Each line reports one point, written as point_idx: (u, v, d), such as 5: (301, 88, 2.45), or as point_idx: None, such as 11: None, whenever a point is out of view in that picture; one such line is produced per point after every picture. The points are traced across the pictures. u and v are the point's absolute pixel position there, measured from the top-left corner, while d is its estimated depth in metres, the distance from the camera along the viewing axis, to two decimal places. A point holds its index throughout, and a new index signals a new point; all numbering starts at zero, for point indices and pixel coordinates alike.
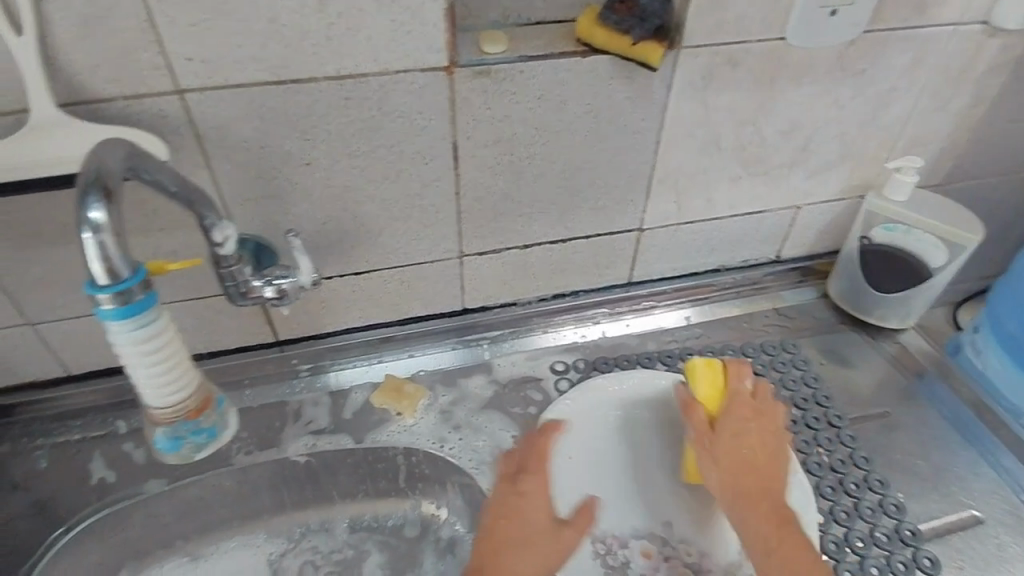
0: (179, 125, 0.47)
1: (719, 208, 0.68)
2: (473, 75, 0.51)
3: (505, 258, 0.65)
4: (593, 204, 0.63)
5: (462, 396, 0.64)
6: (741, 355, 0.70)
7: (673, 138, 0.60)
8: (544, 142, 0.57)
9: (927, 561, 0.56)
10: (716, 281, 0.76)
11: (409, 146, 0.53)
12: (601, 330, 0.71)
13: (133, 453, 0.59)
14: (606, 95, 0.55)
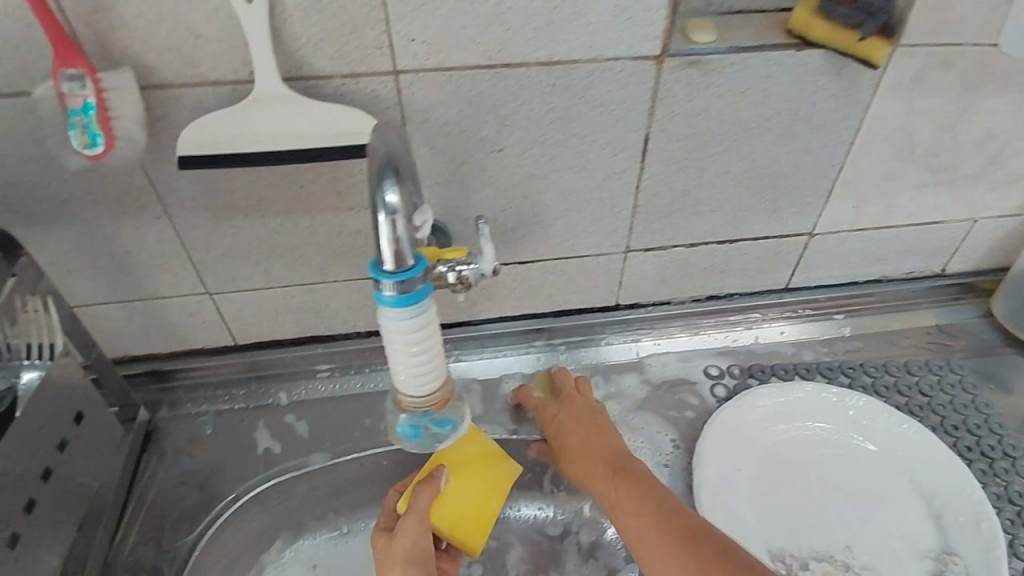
0: (388, 106, 0.46)
1: (896, 216, 0.64)
2: (682, 66, 0.48)
3: (669, 256, 0.62)
4: (770, 206, 0.60)
5: (615, 395, 0.64)
6: (905, 373, 0.66)
7: (867, 140, 0.56)
8: (736, 140, 0.54)
9: None
10: (878, 291, 0.71)
11: (602, 137, 0.51)
12: (754, 335, 0.69)
13: (296, 425, 0.61)
14: (812, 92, 0.52)
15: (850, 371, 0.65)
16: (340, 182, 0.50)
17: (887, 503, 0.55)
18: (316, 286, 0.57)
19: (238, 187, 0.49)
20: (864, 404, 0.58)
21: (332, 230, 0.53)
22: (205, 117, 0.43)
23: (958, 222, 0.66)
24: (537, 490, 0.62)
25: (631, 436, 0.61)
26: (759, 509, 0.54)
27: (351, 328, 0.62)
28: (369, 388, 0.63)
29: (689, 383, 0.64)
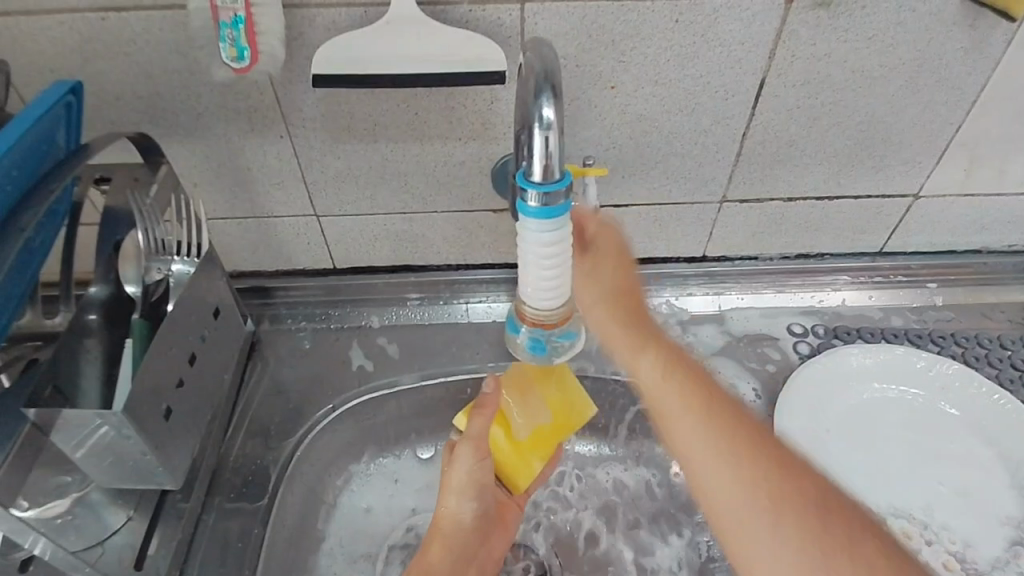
0: (510, 35, 0.47)
1: (1009, 183, 0.61)
2: (811, 6, 0.47)
3: (764, 209, 0.62)
4: (878, 163, 0.58)
5: (697, 346, 0.64)
6: (998, 346, 0.64)
7: (990, 98, 0.54)
8: (854, 90, 0.52)
9: None
10: (974, 262, 0.69)
11: (716, 79, 0.51)
12: (841, 298, 0.67)
13: (386, 347, 0.64)
14: (941, 42, 0.50)
15: (941, 341, 0.64)
16: (453, 110, 0.51)
17: (973, 469, 0.54)
18: (417, 215, 0.59)
19: (358, 109, 0.51)
20: (957, 372, 0.57)
21: (439, 158, 0.55)
22: (337, 39, 0.45)
23: None
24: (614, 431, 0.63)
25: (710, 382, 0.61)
26: (840, 463, 0.54)
27: (443, 259, 0.64)
28: (455, 320, 0.66)
29: (772, 338, 0.64)
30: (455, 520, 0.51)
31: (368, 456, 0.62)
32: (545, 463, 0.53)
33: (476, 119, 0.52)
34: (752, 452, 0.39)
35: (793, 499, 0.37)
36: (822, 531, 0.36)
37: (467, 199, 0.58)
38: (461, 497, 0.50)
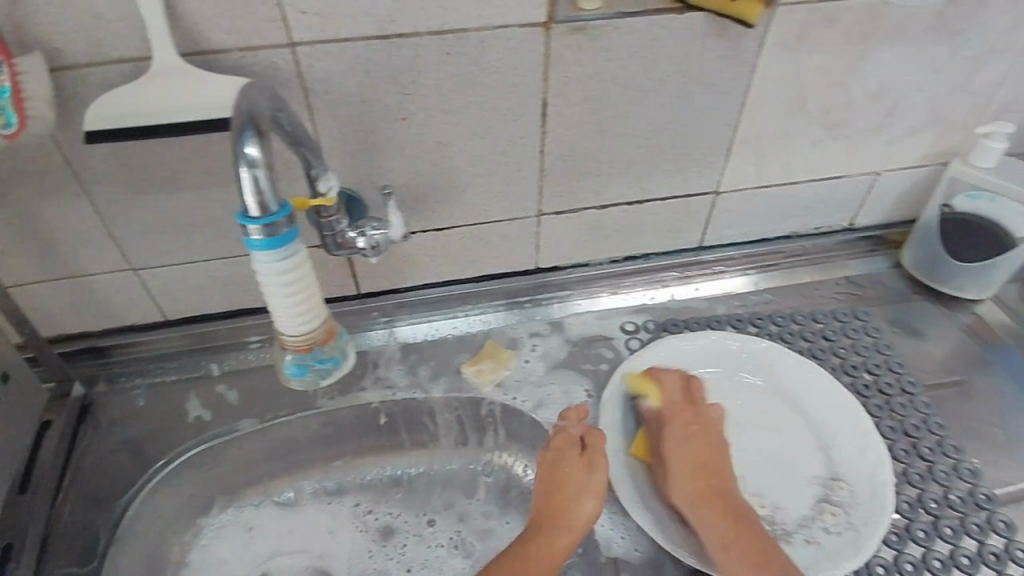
0: (288, 78, 0.49)
1: (796, 172, 0.68)
2: (569, 31, 0.51)
3: (582, 218, 0.66)
4: (673, 165, 0.63)
5: (538, 354, 0.67)
6: (811, 322, 0.70)
7: (759, 99, 0.60)
8: (631, 103, 0.57)
9: (1003, 525, 0.54)
10: (787, 247, 0.75)
11: (501, 103, 0.54)
12: (670, 293, 0.73)
13: (226, 394, 0.64)
14: (698, 53, 0.55)
15: (760, 322, 0.69)
16: None
17: (782, 435, 0.58)
18: (239, 259, 0.60)
19: (151, 162, 0.52)
20: (764, 349, 0.62)
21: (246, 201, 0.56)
22: (106, 96, 0.45)
23: (860, 176, 0.69)
24: (467, 449, 0.65)
25: (546, 388, 0.64)
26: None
27: None
28: None
29: (606, 339, 0.68)
30: (562, 491, 0.53)
31: (216, 507, 0.61)
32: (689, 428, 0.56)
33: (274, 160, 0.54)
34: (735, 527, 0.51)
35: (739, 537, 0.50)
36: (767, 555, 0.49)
37: None
38: (592, 499, 0.53)
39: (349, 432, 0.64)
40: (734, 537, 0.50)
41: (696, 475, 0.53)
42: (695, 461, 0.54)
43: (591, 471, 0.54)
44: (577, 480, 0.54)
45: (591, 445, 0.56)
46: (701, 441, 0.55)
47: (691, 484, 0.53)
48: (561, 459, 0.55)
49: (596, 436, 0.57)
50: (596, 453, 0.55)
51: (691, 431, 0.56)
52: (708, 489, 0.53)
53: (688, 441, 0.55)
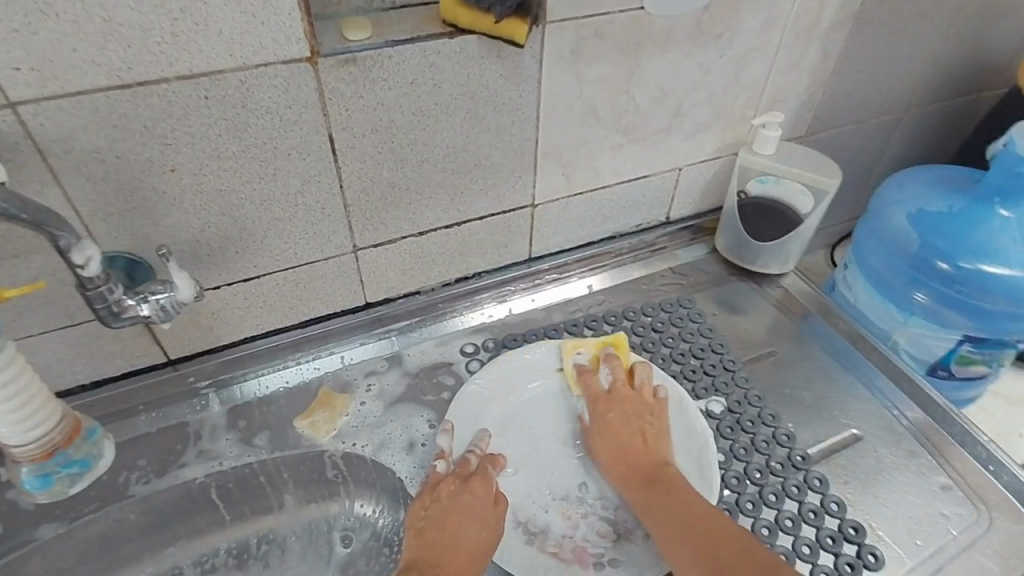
0: (18, 141, 0.44)
1: (604, 176, 0.71)
2: (338, 64, 0.49)
3: (402, 248, 0.65)
4: (482, 184, 0.64)
5: (377, 394, 0.64)
6: (640, 316, 0.73)
7: (551, 113, 0.61)
8: (423, 130, 0.57)
9: (818, 481, 0.58)
10: (613, 247, 0.79)
11: (282, 142, 0.52)
12: (508, 308, 0.73)
13: (18, 500, 0.56)
14: (480, 74, 0.55)
15: (594, 324, 0.72)
16: None
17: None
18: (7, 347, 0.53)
19: None
20: (601, 351, 0.65)
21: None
22: None
23: (661, 173, 0.74)
24: (315, 504, 0.61)
25: (387, 426, 0.62)
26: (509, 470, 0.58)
27: (72, 380, 0.59)
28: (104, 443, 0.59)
29: (446, 365, 0.67)
30: (461, 558, 0.50)
31: None
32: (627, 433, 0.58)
33: (23, 234, 0.47)
34: (684, 527, 0.50)
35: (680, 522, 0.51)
36: (710, 541, 0.49)
37: (63, 314, 0.54)
38: (457, 534, 0.51)
39: (176, 515, 0.58)
40: (651, 496, 0.53)
41: (625, 456, 0.56)
42: (625, 446, 0.57)
43: (487, 514, 0.53)
44: (441, 519, 0.52)
45: (480, 492, 0.54)
46: (640, 428, 0.58)
47: (619, 464, 0.56)
48: (447, 507, 0.53)
49: (482, 479, 0.55)
50: (482, 497, 0.54)
51: (610, 420, 0.59)
52: (630, 468, 0.56)
53: (608, 431, 0.58)
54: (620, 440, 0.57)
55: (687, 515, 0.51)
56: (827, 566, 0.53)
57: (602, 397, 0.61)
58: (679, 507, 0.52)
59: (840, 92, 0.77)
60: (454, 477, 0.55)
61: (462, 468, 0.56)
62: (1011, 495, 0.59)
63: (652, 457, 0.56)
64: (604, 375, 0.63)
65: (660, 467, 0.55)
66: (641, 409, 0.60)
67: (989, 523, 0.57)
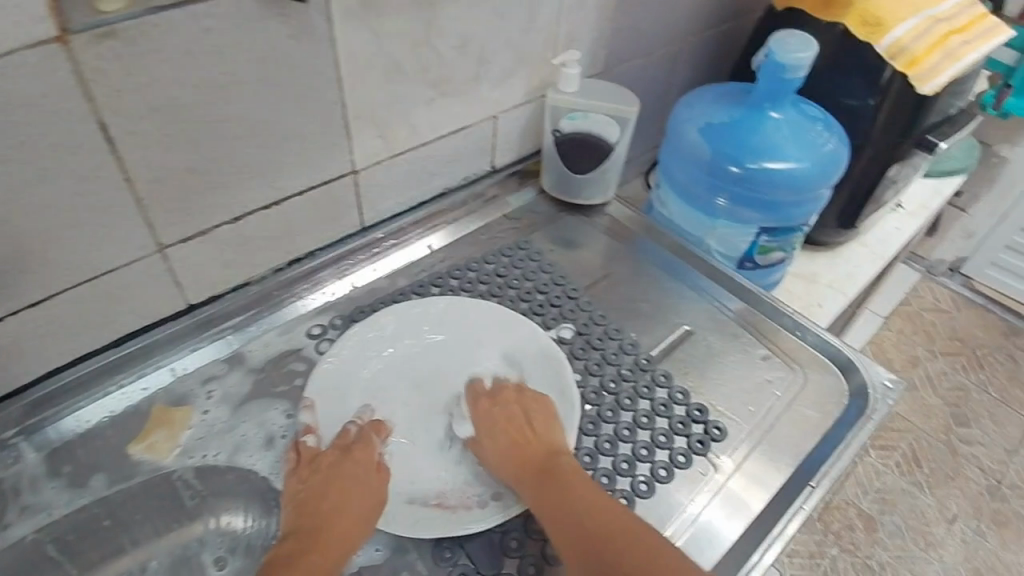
0: None
1: (423, 133, 0.70)
2: (96, 39, 0.44)
3: (217, 238, 0.60)
4: (295, 156, 0.60)
5: (220, 398, 0.60)
6: (482, 265, 0.75)
7: (353, 72, 0.59)
8: (213, 106, 0.52)
9: (663, 377, 0.64)
10: (446, 203, 0.79)
11: (41, 138, 0.45)
12: (349, 282, 0.71)
13: None
14: (265, 36, 0.51)
15: (439, 282, 0.72)
16: None
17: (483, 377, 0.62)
18: None
19: None
20: (447, 307, 0.65)
21: None
22: None
23: (479, 123, 0.75)
24: (176, 529, 0.54)
25: (239, 428, 0.58)
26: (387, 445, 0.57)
27: None
28: None
29: (295, 352, 0.64)
30: (342, 521, 0.51)
31: None
32: (505, 439, 0.56)
33: None
34: (593, 521, 0.50)
35: (583, 518, 0.50)
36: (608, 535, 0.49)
37: None
38: (338, 500, 0.51)
39: None
40: (545, 488, 0.53)
41: (519, 450, 0.55)
42: (516, 441, 0.56)
43: (370, 477, 0.53)
44: (322, 489, 0.52)
45: (364, 459, 0.54)
46: (525, 420, 0.57)
47: (511, 459, 0.55)
48: (327, 477, 0.53)
49: (363, 445, 0.55)
50: (365, 463, 0.54)
51: (498, 419, 0.58)
52: (527, 462, 0.55)
53: (490, 431, 0.57)
54: (505, 438, 0.56)
55: (582, 504, 0.51)
56: (682, 448, 0.59)
57: (490, 397, 0.60)
58: (575, 500, 0.52)
59: (626, 26, 0.83)
60: (335, 449, 0.55)
61: (343, 439, 0.56)
62: (816, 350, 0.69)
63: (527, 460, 0.55)
64: (489, 379, 0.62)
65: (550, 457, 0.55)
66: (519, 415, 0.57)
67: (802, 378, 0.67)
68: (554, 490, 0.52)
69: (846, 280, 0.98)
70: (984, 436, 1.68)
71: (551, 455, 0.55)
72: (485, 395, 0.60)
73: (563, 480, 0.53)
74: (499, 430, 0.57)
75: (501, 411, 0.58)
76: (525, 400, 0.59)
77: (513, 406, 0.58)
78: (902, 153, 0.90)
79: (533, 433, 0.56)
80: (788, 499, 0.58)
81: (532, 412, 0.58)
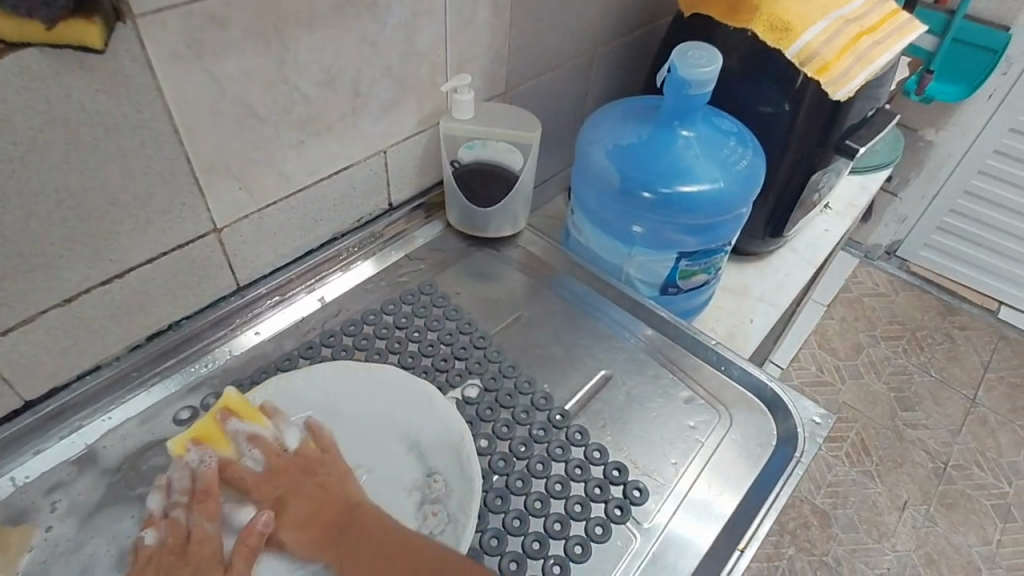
0: None
1: (297, 178, 0.62)
2: None
3: (47, 324, 0.51)
4: (132, 222, 0.52)
5: (66, 510, 0.52)
6: (381, 317, 0.68)
7: (195, 122, 0.51)
8: (11, 179, 0.44)
9: (579, 434, 0.59)
10: (339, 249, 0.71)
11: None
12: (228, 350, 0.63)
13: None
14: (66, 93, 0.43)
15: (331, 341, 0.65)
16: None
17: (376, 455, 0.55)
18: None
19: None
20: (339, 373, 0.59)
21: None
22: None
23: (366, 160, 0.68)
24: None
25: (88, 545, 0.50)
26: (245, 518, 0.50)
27: None
28: None
29: (160, 442, 0.56)
30: None
31: None
32: (315, 495, 0.51)
33: None
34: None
35: None
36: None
37: None
38: None
39: None
40: (353, 546, 0.48)
41: (316, 519, 0.50)
42: (311, 507, 0.50)
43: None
44: None
45: (197, 559, 0.47)
46: (316, 484, 0.51)
47: (308, 523, 0.50)
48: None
49: (200, 540, 0.47)
50: (205, 563, 0.47)
51: (293, 488, 0.51)
52: (317, 529, 0.49)
53: (285, 499, 0.51)
54: (300, 503, 0.50)
55: (396, 561, 0.47)
56: (600, 517, 0.53)
57: (275, 466, 0.52)
58: (378, 554, 0.48)
59: (524, 42, 0.77)
60: (166, 552, 0.47)
61: (176, 536, 0.48)
62: (740, 386, 0.65)
63: (337, 518, 0.50)
64: (290, 440, 0.54)
65: (345, 512, 0.50)
66: (303, 476, 0.52)
67: (728, 420, 0.62)
68: (361, 546, 0.48)
69: (776, 291, 0.94)
70: (928, 418, 1.70)
71: (343, 513, 0.50)
72: (265, 453, 0.53)
73: (369, 535, 0.49)
74: (308, 490, 0.51)
75: (287, 482, 0.52)
76: (290, 467, 0.52)
77: (291, 470, 0.52)
78: (822, 158, 0.87)
79: (325, 493, 0.51)
80: (715, 567, 0.52)
81: (314, 471, 0.52)
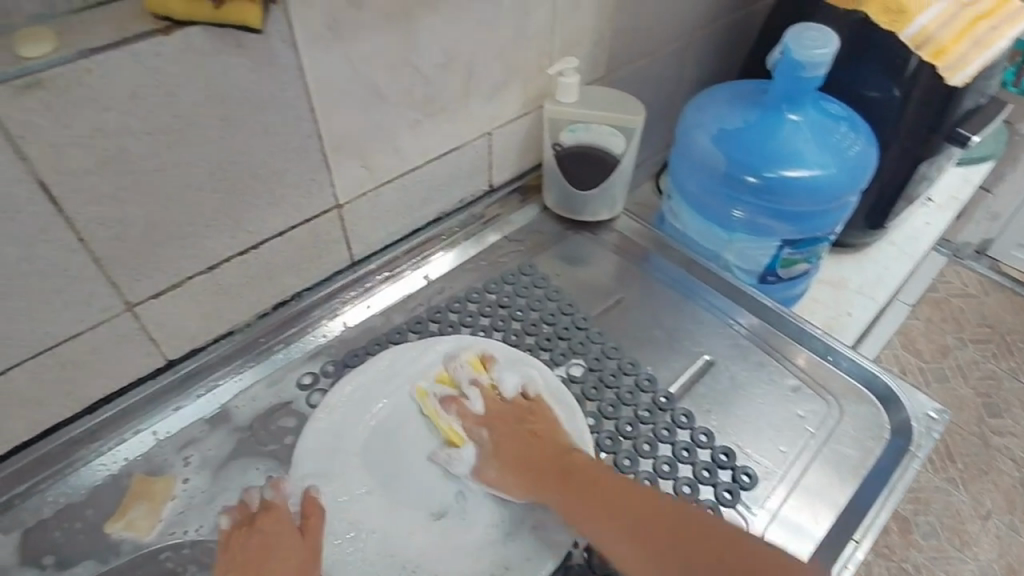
0: None
1: (412, 157, 0.64)
2: (18, 91, 0.39)
3: (189, 291, 0.55)
4: (269, 197, 0.55)
5: (200, 464, 0.55)
6: (485, 295, 0.69)
7: (329, 100, 0.54)
8: (169, 152, 0.47)
9: (684, 417, 0.59)
10: (444, 228, 0.73)
11: None
12: (342, 322, 0.66)
13: None
14: (222, 72, 0.46)
15: (438, 317, 0.67)
16: None
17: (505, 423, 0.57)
18: None
19: None
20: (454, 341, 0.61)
21: None
22: None
23: (474, 141, 0.70)
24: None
25: (222, 497, 0.53)
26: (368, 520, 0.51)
27: None
28: None
29: (284, 405, 0.60)
30: None
31: None
32: (524, 437, 0.55)
33: None
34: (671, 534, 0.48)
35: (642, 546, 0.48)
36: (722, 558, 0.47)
37: None
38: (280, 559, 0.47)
39: None
40: (570, 493, 0.51)
41: (525, 458, 0.54)
42: (518, 453, 0.54)
43: (291, 541, 0.48)
44: (246, 552, 0.48)
45: (270, 528, 0.49)
46: (536, 431, 0.55)
47: (527, 480, 0.53)
48: (243, 551, 0.48)
49: (273, 513, 0.49)
50: (280, 530, 0.49)
51: (501, 434, 0.55)
52: (539, 473, 0.53)
53: (497, 442, 0.55)
54: (517, 455, 0.54)
55: (636, 509, 0.49)
56: (709, 500, 0.54)
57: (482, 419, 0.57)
58: (620, 498, 0.50)
59: (628, 26, 0.76)
60: (242, 523, 0.49)
61: (254, 510, 0.50)
62: (849, 378, 0.63)
63: (560, 462, 0.53)
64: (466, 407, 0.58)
65: (562, 459, 0.53)
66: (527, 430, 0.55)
67: (838, 411, 0.61)
68: (590, 489, 0.51)
69: (875, 284, 0.91)
70: (1019, 426, 1.61)
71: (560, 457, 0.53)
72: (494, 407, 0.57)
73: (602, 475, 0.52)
74: (499, 441, 0.55)
75: (506, 430, 0.55)
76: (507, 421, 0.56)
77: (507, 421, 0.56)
78: (934, 148, 0.83)
79: (548, 442, 0.54)
80: (831, 559, 0.52)
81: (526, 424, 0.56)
